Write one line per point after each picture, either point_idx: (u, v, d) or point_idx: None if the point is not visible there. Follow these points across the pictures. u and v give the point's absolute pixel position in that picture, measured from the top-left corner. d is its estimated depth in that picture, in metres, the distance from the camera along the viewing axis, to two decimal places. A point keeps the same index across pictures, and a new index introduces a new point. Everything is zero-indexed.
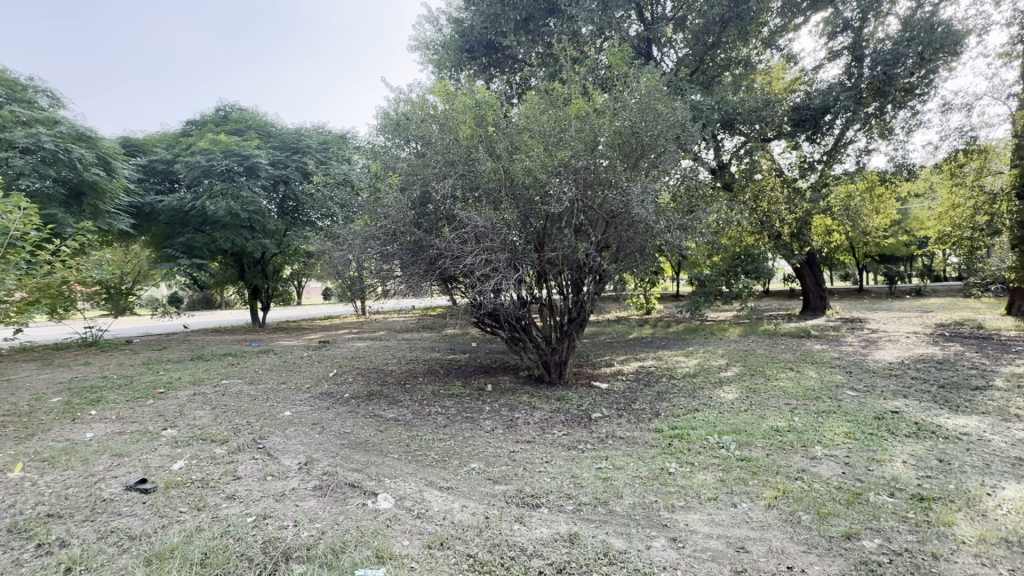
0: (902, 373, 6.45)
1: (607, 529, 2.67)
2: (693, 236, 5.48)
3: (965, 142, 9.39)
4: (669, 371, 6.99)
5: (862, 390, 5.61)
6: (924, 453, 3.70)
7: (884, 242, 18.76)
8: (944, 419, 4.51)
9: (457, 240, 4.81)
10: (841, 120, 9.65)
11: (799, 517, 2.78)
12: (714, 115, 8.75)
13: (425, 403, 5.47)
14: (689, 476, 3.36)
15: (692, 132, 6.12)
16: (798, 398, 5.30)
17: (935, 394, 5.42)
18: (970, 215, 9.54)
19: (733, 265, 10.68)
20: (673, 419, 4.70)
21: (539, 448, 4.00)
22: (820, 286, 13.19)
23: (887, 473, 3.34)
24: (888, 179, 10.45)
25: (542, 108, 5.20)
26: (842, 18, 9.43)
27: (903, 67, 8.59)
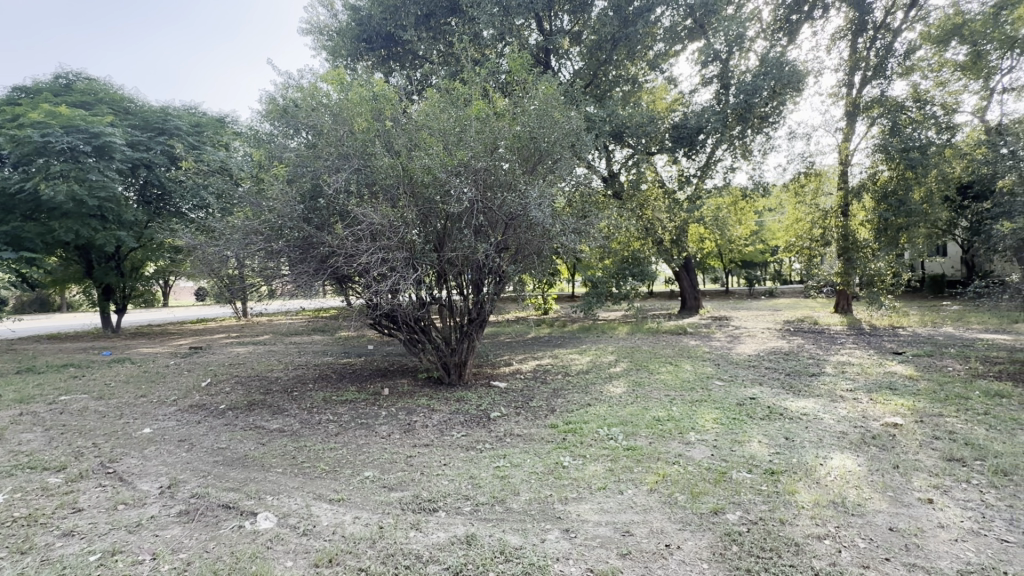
0: (758, 363, 7.42)
1: (504, 527, 2.69)
2: (587, 240, 5.74)
3: (806, 166, 11.27)
4: (564, 369, 7.31)
5: (727, 380, 6.35)
6: (775, 432, 4.28)
7: (745, 249, 21.45)
8: (790, 402, 5.27)
9: (351, 237, 4.58)
10: (712, 139, 10.76)
11: (676, 498, 3.05)
12: (606, 127, 9.35)
13: (315, 411, 5.10)
14: (581, 468, 3.53)
15: (584, 143, 6.49)
16: (675, 389, 5.85)
17: (782, 380, 6.32)
18: (808, 228, 11.10)
19: (622, 268, 11.42)
20: (567, 414, 4.90)
21: (438, 451, 3.93)
22: (695, 288, 14.67)
23: (746, 452, 3.80)
24: (748, 194, 11.94)
25: (443, 106, 5.15)
26: (713, 49, 10.45)
27: (760, 97, 9.84)
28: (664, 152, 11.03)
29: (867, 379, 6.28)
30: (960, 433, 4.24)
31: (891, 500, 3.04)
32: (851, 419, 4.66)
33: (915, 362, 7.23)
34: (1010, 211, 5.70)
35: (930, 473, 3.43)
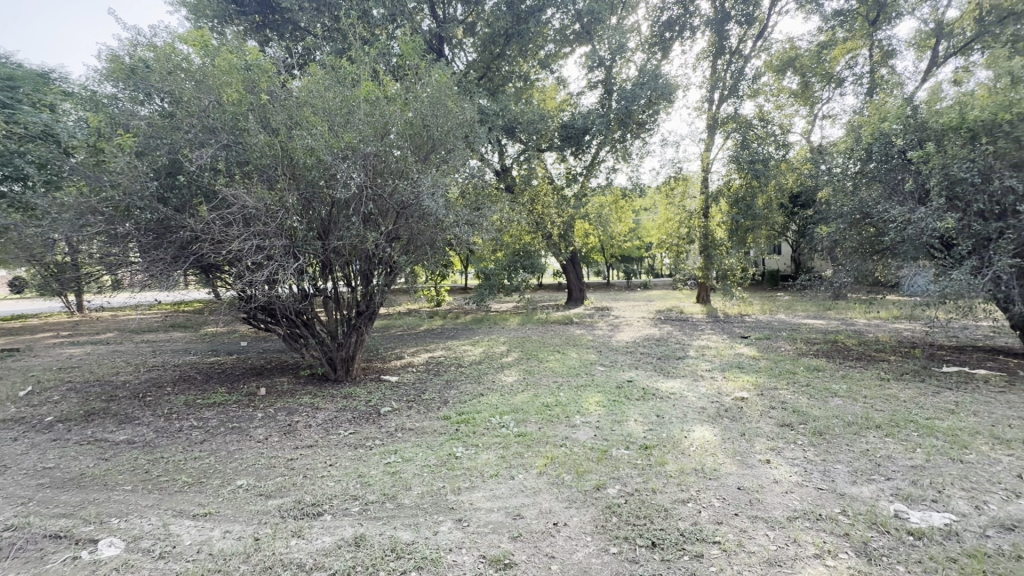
0: (634, 349, 8.11)
1: (395, 524, 2.62)
2: (480, 231, 5.79)
3: (675, 171, 12.54)
4: (457, 360, 7.31)
5: (608, 365, 6.87)
6: (648, 411, 4.72)
7: (625, 245, 23.33)
8: (661, 383, 5.86)
9: (219, 222, 4.09)
10: (597, 141, 11.46)
11: (563, 478, 3.22)
12: (498, 121, 9.48)
13: (175, 418, 4.49)
14: (474, 457, 3.56)
15: (477, 135, 6.51)
16: (562, 375, 6.19)
17: (655, 364, 7.00)
18: (676, 228, 12.43)
19: (512, 261, 11.94)
20: (460, 405, 4.92)
21: (322, 452, 3.69)
22: (580, 280, 15.59)
23: (625, 430, 4.14)
24: (627, 194, 12.90)
25: (327, 84, 4.79)
26: (598, 55, 11.13)
27: (638, 104, 10.68)
28: (553, 150, 11.47)
29: (721, 360, 7.22)
30: (790, 402, 5.05)
31: (739, 462, 3.52)
32: (709, 395, 5.32)
33: (757, 344, 8.45)
34: (827, 218, 6.90)
35: (768, 438, 4.04)
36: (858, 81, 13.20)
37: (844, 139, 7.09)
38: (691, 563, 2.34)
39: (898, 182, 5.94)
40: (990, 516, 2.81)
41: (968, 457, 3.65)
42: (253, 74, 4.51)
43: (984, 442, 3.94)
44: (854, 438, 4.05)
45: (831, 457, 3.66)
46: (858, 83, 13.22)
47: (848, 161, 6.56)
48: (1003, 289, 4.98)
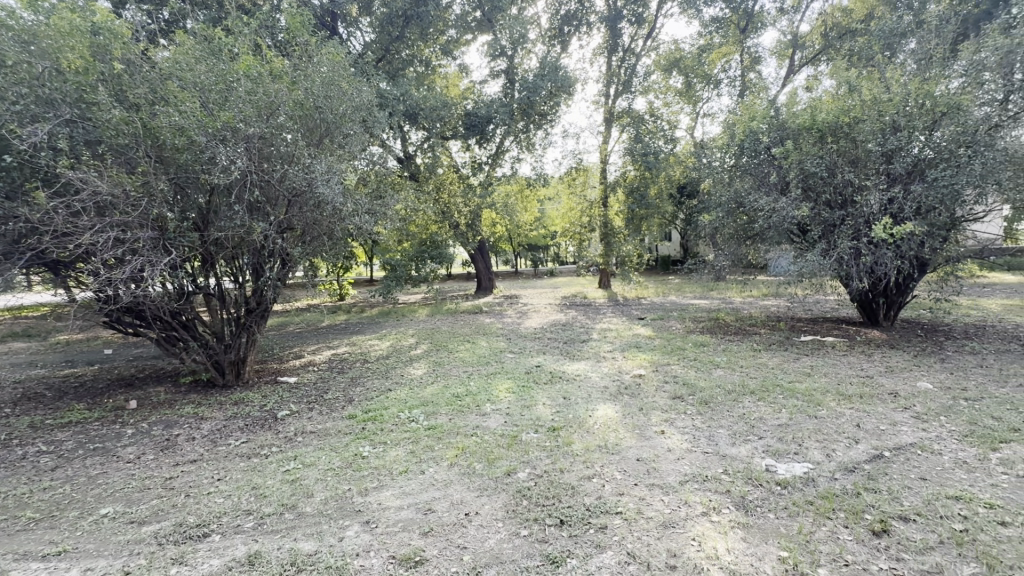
0: (542, 335, 8.36)
1: (295, 535, 2.43)
2: (381, 221, 5.54)
3: (576, 162, 13.04)
4: (363, 356, 7.00)
5: (517, 352, 6.98)
6: (556, 394, 4.88)
7: (531, 234, 23.90)
8: (567, 366, 6.09)
9: (65, 210, 3.47)
10: (501, 130, 11.48)
11: (474, 467, 3.20)
12: (399, 107, 9.13)
13: (16, 443, 3.78)
14: (382, 455, 3.41)
15: (376, 120, 6.20)
16: (473, 364, 6.19)
17: (561, 348, 7.27)
18: (579, 216, 12.93)
19: (421, 251, 11.62)
20: (367, 402, 4.70)
21: (208, 466, 3.32)
22: (489, 269, 15.67)
23: (534, 414, 4.24)
24: (531, 183, 13.12)
25: (199, 54, 4.24)
26: (499, 45, 11.16)
27: (539, 95, 10.89)
28: (457, 138, 11.32)
29: (621, 340, 7.68)
30: (680, 376, 5.52)
31: (638, 436, 3.77)
32: (611, 374, 5.64)
33: (652, 325, 9.13)
34: (709, 207, 7.59)
35: (662, 410, 4.36)
36: (732, 84, 14.62)
37: (721, 135, 7.83)
38: (596, 535, 2.45)
39: (765, 175, 6.69)
40: (837, 461, 3.29)
41: (821, 413, 4.24)
42: (104, 39, 3.85)
43: (833, 399, 4.60)
44: (734, 404, 4.52)
45: (716, 423, 4.05)
46: (732, 85, 14.65)
47: (724, 155, 7.25)
48: (846, 267, 5.82)
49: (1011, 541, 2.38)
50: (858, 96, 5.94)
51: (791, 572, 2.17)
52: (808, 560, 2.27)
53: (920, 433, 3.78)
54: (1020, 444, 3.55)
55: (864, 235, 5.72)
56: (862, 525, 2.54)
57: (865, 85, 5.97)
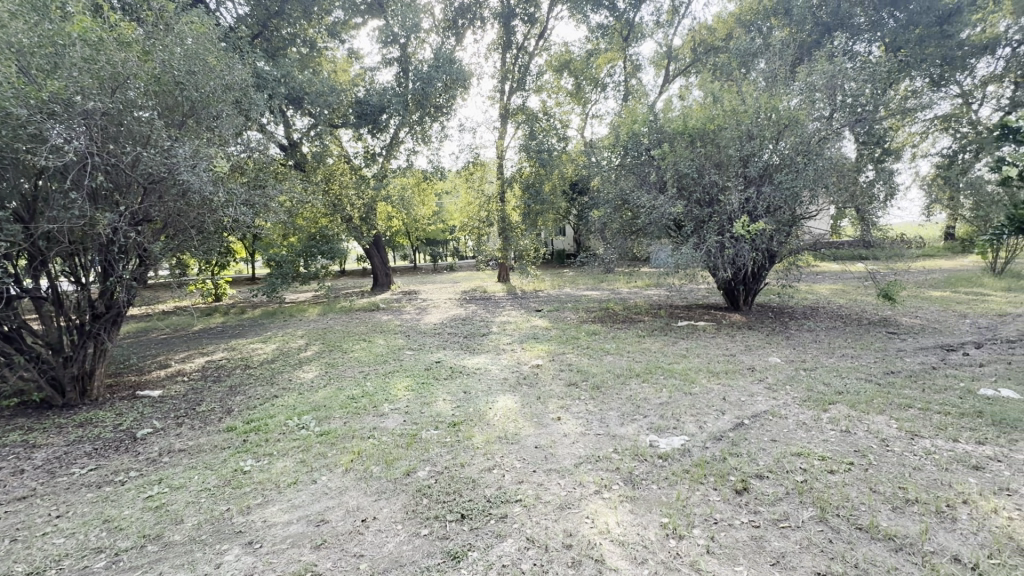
0: (442, 330, 8.28)
1: (160, 569, 2.13)
2: (262, 213, 5.05)
3: (473, 156, 13.08)
4: (244, 361, 6.37)
5: (416, 348, 6.83)
6: (456, 389, 4.85)
7: (430, 228, 23.50)
8: (467, 360, 6.09)
9: None
10: (395, 121, 10.98)
11: (371, 471, 3.07)
12: (280, 89, 8.36)
13: None
14: (267, 469, 3.13)
15: (251, 102, 5.61)
16: (369, 364, 5.93)
17: (461, 342, 7.27)
18: (477, 211, 12.98)
19: (310, 245, 10.73)
20: (249, 411, 4.28)
21: (44, 502, 2.79)
22: (385, 265, 15.12)
23: (433, 411, 4.18)
24: (428, 177, 12.83)
25: (15, 8, 3.50)
26: (392, 31, 10.76)
27: (434, 87, 10.71)
28: (348, 127, 10.71)
29: (520, 333, 7.88)
30: (574, 364, 5.80)
31: (536, 424, 3.89)
32: (510, 366, 5.76)
33: (548, 316, 9.49)
34: (598, 203, 8.04)
35: (559, 397, 4.55)
36: (616, 88, 15.62)
37: (608, 136, 8.32)
38: (497, 525, 2.48)
39: (646, 175, 7.25)
40: (708, 432, 3.69)
41: (694, 389, 4.73)
42: None
43: (704, 376, 5.16)
44: (621, 387, 4.86)
45: (606, 406, 4.32)
46: (617, 90, 15.65)
47: (611, 155, 7.73)
48: (713, 259, 6.53)
49: (836, 486, 2.86)
50: (721, 107, 6.67)
51: (671, 536, 2.39)
52: (685, 523, 2.51)
53: (771, 401, 4.39)
54: (842, 404, 4.28)
55: (726, 230, 6.45)
56: (728, 486, 2.88)
57: (726, 97, 6.71)
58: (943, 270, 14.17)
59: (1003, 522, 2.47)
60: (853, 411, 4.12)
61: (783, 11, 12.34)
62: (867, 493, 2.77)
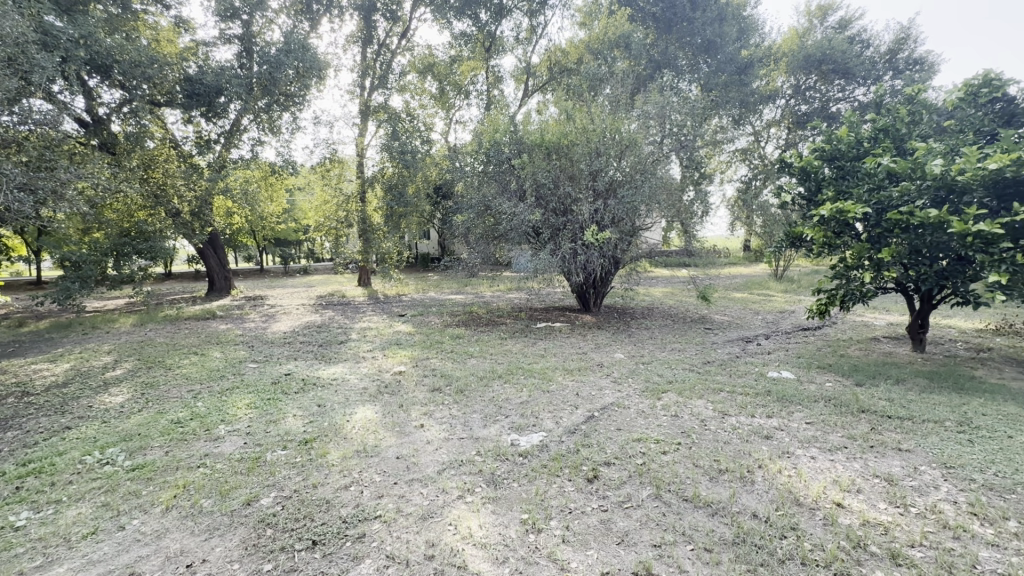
0: (293, 339, 7.54)
1: None
2: (51, 203, 4.08)
3: (330, 153, 12.25)
4: (20, 386, 5.04)
5: (261, 361, 6.10)
6: (308, 403, 4.44)
7: (279, 227, 21.34)
8: (322, 371, 5.63)
9: None
10: (235, 105, 9.68)
11: (201, 506, 2.63)
12: (80, 53, 6.81)
13: None
14: (51, 521, 2.49)
15: (33, 63, 4.47)
16: (201, 381, 5.12)
17: (316, 351, 6.71)
18: (334, 211, 12.21)
19: (121, 242, 8.92)
20: (26, 451, 3.37)
21: None
22: (224, 266, 13.29)
23: (281, 429, 3.76)
24: (276, 171, 11.62)
25: None
26: (232, 5, 9.57)
27: (284, 74, 9.76)
28: (174, 107, 9.21)
29: (381, 339, 7.55)
30: (438, 369, 5.73)
31: (397, 433, 3.74)
32: (370, 375, 5.47)
33: (412, 321, 9.26)
34: (462, 207, 8.09)
35: (422, 404, 4.44)
36: (479, 97, 15.96)
37: (471, 143, 8.43)
38: (353, 546, 2.31)
39: (507, 183, 7.54)
40: (563, 427, 3.92)
41: (551, 387, 5.01)
42: None
43: (560, 375, 5.50)
44: (484, 389, 4.93)
45: (470, 409, 4.34)
46: (480, 98, 15.99)
47: (475, 161, 7.84)
48: (568, 264, 7.01)
49: (668, 465, 3.25)
50: (574, 124, 7.22)
51: (530, 531, 2.47)
52: (543, 516, 2.62)
53: (616, 393, 4.86)
54: (672, 392, 4.91)
55: (579, 238, 6.98)
56: (580, 476, 3.09)
57: (579, 116, 7.28)
58: (742, 275, 17.24)
59: (785, 479, 3.05)
60: (680, 397, 4.75)
61: (623, 45, 13.91)
62: (691, 468, 3.20)
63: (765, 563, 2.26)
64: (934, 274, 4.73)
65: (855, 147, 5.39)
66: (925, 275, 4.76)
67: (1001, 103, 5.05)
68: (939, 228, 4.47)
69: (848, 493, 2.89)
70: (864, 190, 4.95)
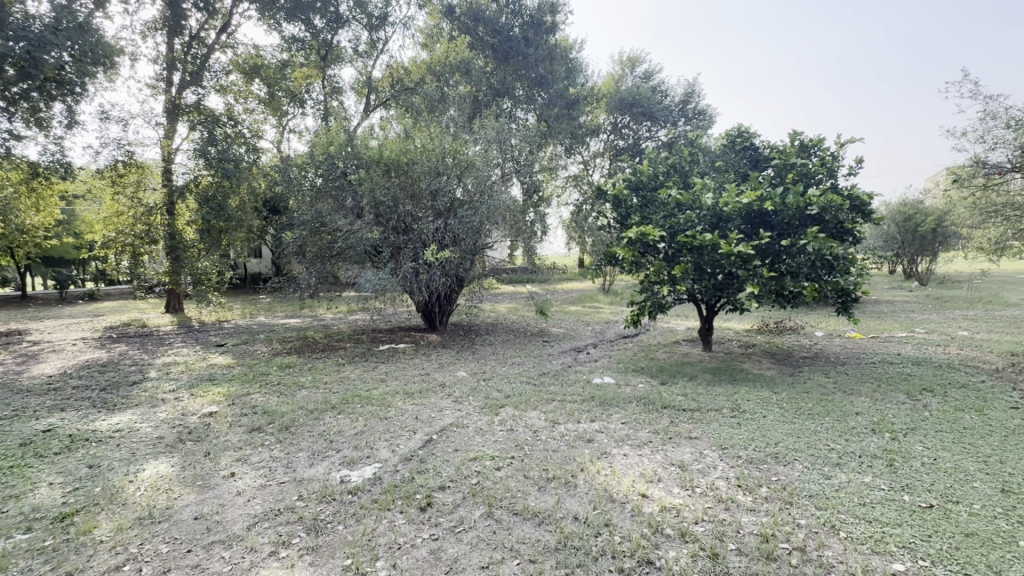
0: (62, 384, 5.98)
1: None
2: None
3: (124, 155, 9.97)
4: None
5: (6, 417, 4.67)
6: (73, 465, 3.51)
7: (50, 243, 17.02)
8: (100, 422, 4.52)
9: None
10: None
11: None
12: None
13: None
14: None
15: None
16: None
17: (95, 398, 5.40)
18: (130, 224, 10.23)
19: None
20: None
21: None
22: None
23: (26, 506, 2.89)
24: (43, 173, 9.22)
25: None
26: None
27: (53, 57, 7.26)
28: None
29: (189, 375, 6.41)
30: (260, 405, 5.04)
31: (198, 489, 3.15)
32: (169, 420, 4.57)
33: (232, 352, 8.09)
34: (292, 223, 7.39)
35: (235, 449, 3.84)
36: (316, 107, 14.97)
37: (303, 154, 7.79)
38: None
39: (343, 199, 7.13)
40: (399, 454, 3.74)
41: (389, 414, 4.77)
42: None
43: (399, 399, 5.27)
44: (314, 423, 4.47)
45: (294, 448, 3.88)
46: (316, 108, 15.00)
47: (308, 173, 7.24)
48: (409, 284, 6.84)
49: (501, 480, 3.30)
50: (413, 143, 7.15)
51: None
52: (368, 558, 2.43)
53: (456, 413, 4.84)
54: (509, 406, 5.05)
55: (420, 257, 6.88)
56: (413, 505, 2.96)
57: (418, 136, 7.24)
58: (576, 290, 18.94)
59: (602, 479, 3.32)
60: (516, 410, 4.93)
61: (464, 70, 14.40)
62: (522, 480, 3.30)
63: (581, 563, 2.41)
64: (712, 287, 5.70)
65: (653, 180, 6.35)
66: (706, 287, 5.69)
67: (749, 151, 6.41)
68: (713, 249, 5.41)
69: (651, 483, 3.26)
70: (661, 216, 5.84)
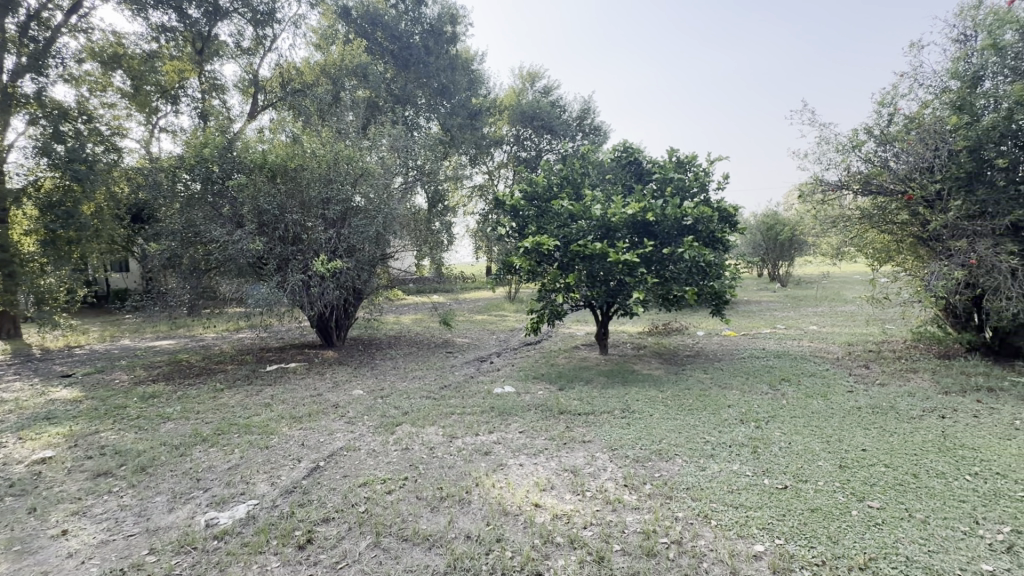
0: None
1: None
2: None
3: None
4: None
5: None
6: None
7: None
8: None
9: None
10: None
11: None
12: None
13: None
14: None
15: None
16: None
17: None
18: None
19: None
20: None
21: None
22: None
23: None
24: None
25: None
26: None
27: None
28: None
29: (18, 415, 5.33)
30: (111, 445, 4.30)
31: (14, 556, 2.58)
32: None
33: (82, 383, 6.90)
34: (156, 233, 6.50)
35: (71, 501, 3.22)
36: (192, 105, 13.49)
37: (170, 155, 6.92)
38: None
39: (221, 207, 6.45)
40: (279, 487, 3.38)
41: (271, 442, 4.31)
42: None
43: (285, 425, 4.81)
44: (179, 461, 3.90)
45: (151, 492, 3.35)
46: (193, 106, 13.52)
47: (176, 177, 6.41)
48: (298, 299, 6.32)
49: (391, 504, 3.10)
50: (300, 147, 6.66)
51: None
52: None
53: (348, 435, 4.51)
54: (406, 424, 4.82)
55: (309, 268, 6.39)
56: (290, 544, 2.66)
57: (307, 140, 6.77)
58: (483, 299, 19.01)
59: (497, 492, 3.26)
60: (414, 427, 4.73)
61: (361, 74, 13.86)
62: (414, 503, 3.13)
63: None
64: (605, 294, 5.96)
65: (548, 191, 6.51)
66: (599, 293, 5.94)
67: (634, 165, 6.85)
68: (603, 258, 5.67)
69: (545, 492, 3.26)
70: (555, 226, 6.01)
